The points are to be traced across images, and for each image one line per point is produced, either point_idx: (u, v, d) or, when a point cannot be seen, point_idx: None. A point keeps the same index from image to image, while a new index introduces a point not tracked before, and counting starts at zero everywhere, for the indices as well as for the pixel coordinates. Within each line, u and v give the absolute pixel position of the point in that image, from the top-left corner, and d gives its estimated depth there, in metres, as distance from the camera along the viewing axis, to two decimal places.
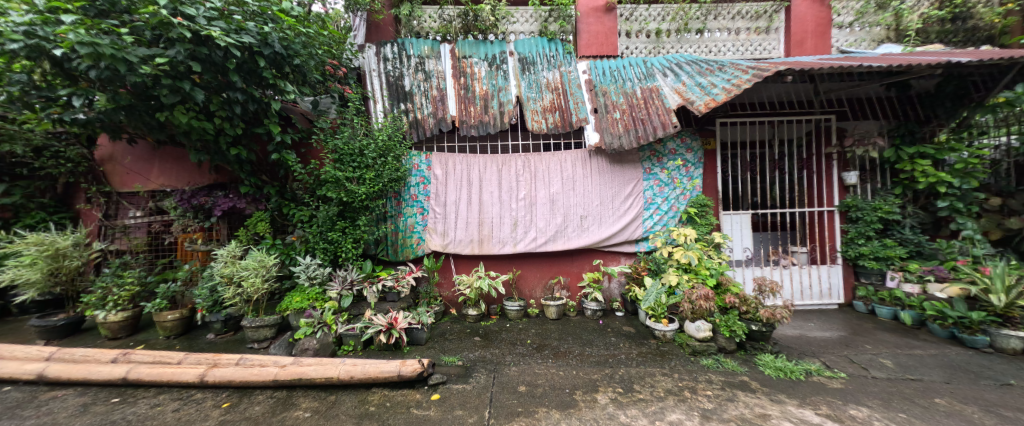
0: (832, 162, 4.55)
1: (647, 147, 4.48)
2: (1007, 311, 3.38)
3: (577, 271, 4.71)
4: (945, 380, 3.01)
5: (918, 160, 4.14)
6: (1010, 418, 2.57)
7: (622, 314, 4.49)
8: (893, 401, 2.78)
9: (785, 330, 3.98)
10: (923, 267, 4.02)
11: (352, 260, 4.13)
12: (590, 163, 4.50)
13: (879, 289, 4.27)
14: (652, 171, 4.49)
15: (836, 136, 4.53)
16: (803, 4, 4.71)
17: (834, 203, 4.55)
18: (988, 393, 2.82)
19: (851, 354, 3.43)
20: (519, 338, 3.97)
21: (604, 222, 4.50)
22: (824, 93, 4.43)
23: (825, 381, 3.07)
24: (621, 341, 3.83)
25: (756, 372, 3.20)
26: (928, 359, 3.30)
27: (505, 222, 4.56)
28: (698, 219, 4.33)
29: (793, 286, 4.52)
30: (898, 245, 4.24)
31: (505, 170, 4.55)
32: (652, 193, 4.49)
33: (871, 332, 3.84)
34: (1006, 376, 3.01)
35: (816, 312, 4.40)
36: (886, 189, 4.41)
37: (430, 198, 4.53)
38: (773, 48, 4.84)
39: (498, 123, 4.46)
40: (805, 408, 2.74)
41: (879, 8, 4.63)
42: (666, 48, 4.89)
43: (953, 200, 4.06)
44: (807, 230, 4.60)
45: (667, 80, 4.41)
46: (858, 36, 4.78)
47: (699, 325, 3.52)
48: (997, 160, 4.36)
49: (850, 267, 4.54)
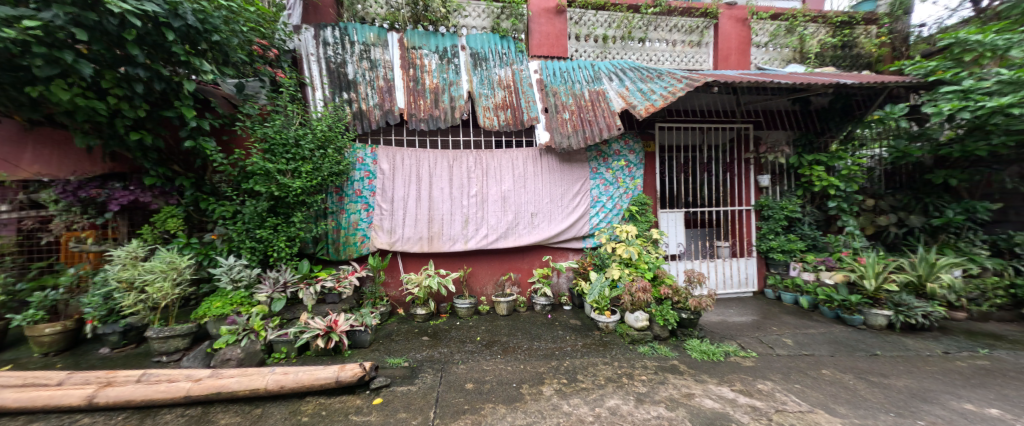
0: (751, 167, 5.12)
1: (593, 147, 4.67)
2: (876, 294, 4.05)
3: (527, 267, 4.79)
4: (830, 354, 3.56)
5: (815, 167, 4.79)
6: (875, 382, 3.09)
7: (569, 308, 4.67)
8: (791, 374, 3.23)
9: (709, 317, 4.43)
10: (817, 258, 4.68)
11: (285, 260, 3.81)
12: (541, 161, 4.60)
13: (784, 278, 4.91)
14: (598, 170, 4.70)
15: (754, 144, 5.10)
16: (728, 22, 5.21)
17: (751, 203, 5.13)
18: (860, 363, 3.39)
19: (761, 335, 3.93)
20: (468, 336, 3.95)
21: (554, 219, 4.64)
22: (745, 104, 4.96)
23: (739, 360, 3.47)
24: (567, 334, 3.98)
25: (684, 356, 3.53)
26: (819, 337, 3.87)
27: (456, 219, 4.49)
28: (639, 216, 4.64)
29: (717, 277, 5.03)
30: (799, 239, 4.89)
31: (455, 167, 4.48)
32: (598, 192, 4.70)
33: (777, 316, 4.40)
34: (874, 347, 3.63)
35: (735, 300, 4.94)
36: (791, 191, 5.07)
37: (376, 194, 4.32)
38: (704, 60, 5.31)
39: (449, 118, 4.37)
40: (722, 386, 3.06)
41: (788, 32, 5.29)
42: (611, 54, 5.13)
43: (840, 201, 4.80)
44: (730, 227, 5.12)
45: (612, 84, 4.64)
46: (771, 55, 5.41)
47: (638, 316, 3.80)
48: (873, 167, 5.22)
49: (762, 259, 5.16)
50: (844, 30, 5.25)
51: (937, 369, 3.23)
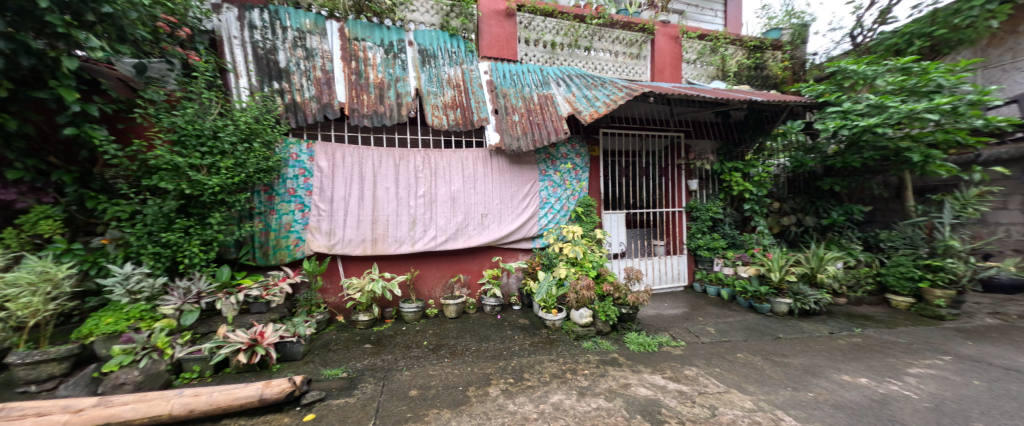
0: (684, 172, 5.59)
1: (542, 150, 4.78)
2: (780, 284, 4.60)
3: (477, 269, 4.76)
4: (744, 339, 4.02)
5: (733, 173, 5.38)
6: (778, 361, 3.55)
7: (518, 307, 4.73)
8: (713, 359, 3.59)
9: (646, 310, 4.77)
10: (735, 254, 5.21)
11: (199, 268, 3.36)
12: (491, 162, 4.60)
13: (709, 272, 5.45)
14: (547, 172, 4.82)
15: (686, 151, 5.58)
16: (663, 39, 5.65)
17: (682, 205, 5.61)
18: (768, 345, 3.87)
19: (689, 325, 4.32)
20: (414, 341, 3.82)
21: (504, 220, 4.66)
22: (677, 115, 5.41)
23: (671, 349, 3.78)
24: (516, 334, 4.02)
25: (623, 349, 3.75)
26: (736, 324, 4.35)
27: (402, 220, 4.32)
28: (585, 217, 4.83)
29: (653, 273, 5.43)
30: (721, 238, 5.44)
31: (401, 166, 4.31)
32: (546, 193, 4.82)
33: (703, 307, 4.87)
34: (778, 331, 4.17)
35: (669, 294, 5.38)
36: (715, 194, 5.64)
37: (312, 193, 4.01)
38: (642, 72, 5.70)
39: (396, 115, 4.19)
40: (655, 374, 3.30)
41: (712, 51, 5.87)
42: (559, 60, 5.30)
43: (753, 203, 5.37)
44: (665, 227, 5.55)
45: (560, 90, 4.79)
46: (699, 71, 5.96)
47: (582, 313, 3.98)
48: (778, 174, 5.95)
49: (692, 256, 5.66)
50: (757, 53, 5.97)
51: (825, 347, 3.80)
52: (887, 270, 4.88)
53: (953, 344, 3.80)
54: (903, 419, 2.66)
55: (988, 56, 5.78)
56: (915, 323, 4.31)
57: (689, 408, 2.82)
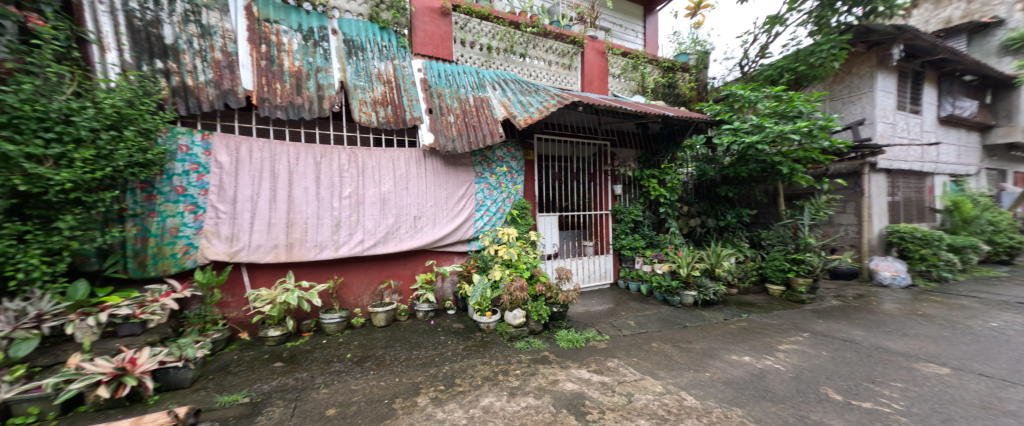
0: (610, 178, 6.00)
1: (478, 152, 4.76)
2: (688, 278, 5.21)
3: (410, 274, 4.55)
4: (658, 329, 4.45)
5: (651, 180, 5.94)
6: (684, 347, 3.99)
7: (453, 312, 4.63)
8: (632, 350, 3.89)
9: (576, 308, 5.03)
10: (653, 253, 5.77)
11: (42, 284, 2.68)
12: (424, 163, 4.45)
13: (630, 270, 5.95)
14: (483, 175, 4.81)
15: (612, 158, 6.00)
16: (591, 53, 6.02)
17: (608, 208, 6.02)
18: (677, 334, 4.34)
19: (613, 320, 4.65)
20: (335, 354, 3.51)
21: (438, 223, 4.53)
22: (604, 124, 5.80)
23: (596, 343, 4.03)
24: (449, 339, 3.93)
25: (553, 346, 3.89)
26: (652, 316, 4.81)
27: (323, 224, 3.95)
28: (520, 220, 4.91)
29: (583, 272, 5.74)
30: (642, 238, 5.97)
31: (322, 164, 3.95)
32: (483, 196, 4.81)
33: (626, 302, 5.29)
34: (686, 321, 4.70)
35: (596, 291, 5.74)
36: (636, 199, 6.17)
37: (208, 192, 3.48)
38: (573, 82, 6.00)
39: (316, 108, 3.83)
40: (581, 368, 3.47)
41: (634, 68, 6.42)
42: (495, 64, 5.32)
43: (667, 208, 6.01)
44: (594, 229, 5.90)
45: (495, 93, 4.82)
46: (623, 85, 6.44)
47: (516, 314, 4.03)
48: (688, 182, 6.77)
49: (616, 256, 6.12)
50: (669, 73, 6.69)
51: (721, 332, 4.38)
52: (766, 264, 5.80)
53: (811, 322, 4.67)
54: (774, 388, 3.12)
55: (833, 90, 7.28)
56: (786, 307, 5.19)
57: (609, 397, 2.98)
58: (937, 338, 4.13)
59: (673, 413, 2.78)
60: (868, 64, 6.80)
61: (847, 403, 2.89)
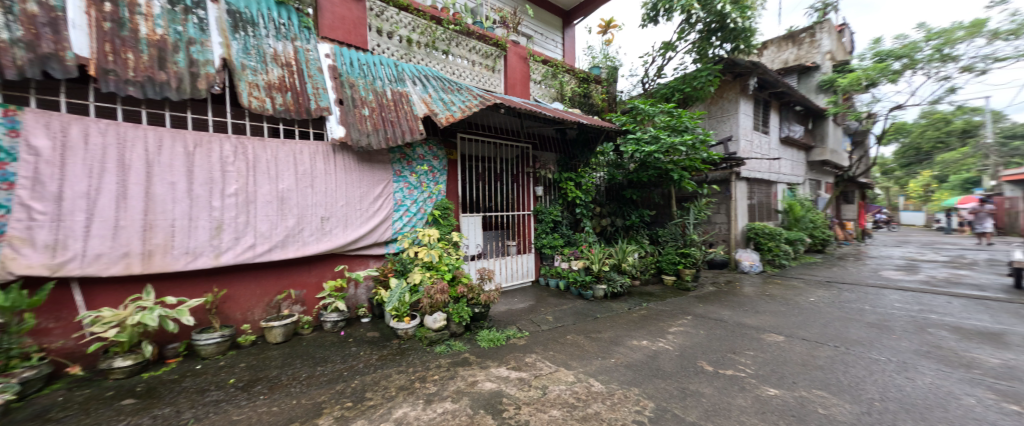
0: (531, 180, 6.16)
1: (397, 150, 4.47)
2: (599, 273, 5.63)
3: (315, 282, 4.07)
4: (573, 322, 4.70)
5: (569, 182, 6.28)
6: (595, 336, 4.26)
7: (367, 320, 4.26)
8: (550, 344, 4.00)
9: (499, 307, 5.06)
10: (570, 251, 6.09)
11: None
12: (333, 158, 4.02)
13: (550, 268, 6.22)
14: (402, 174, 4.53)
15: (533, 161, 6.16)
16: (514, 58, 6.12)
17: (530, 208, 6.17)
18: (589, 325, 4.64)
19: (533, 317, 4.79)
20: (214, 381, 2.95)
21: (349, 225, 4.13)
22: (526, 128, 5.94)
23: (516, 341, 4.07)
24: (361, 350, 3.60)
25: (474, 347, 3.81)
26: (568, 311, 5.08)
27: (199, 226, 3.29)
28: (441, 220, 4.74)
29: (505, 272, 5.80)
30: (561, 237, 6.28)
31: (197, 155, 3.29)
32: (402, 195, 4.53)
33: (545, 298, 5.50)
34: (597, 312, 5.05)
35: (518, 289, 5.86)
36: (555, 200, 6.46)
37: (14, 185, 2.63)
38: (497, 85, 6.02)
39: (187, 88, 3.16)
40: (501, 367, 3.43)
41: (553, 76, 6.70)
42: (416, 58, 5.06)
43: (583, 210, 6.42)
44: (516, 228, 6.01)
45: (416, 88, 4.57)
46: (543, 91, 6.66)
47: (436, 317, 3.86)
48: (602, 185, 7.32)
49: (538, 254, 6.32)
50: (584, 84, 7.14)
51: (625, 321, 4.81)
52: (662, 258, 6.63)
53: (694, 306, 5.45)
54: (664, 366, 3.49)
55: (710, 110, 8.69)
56: (676, 294, 5.95)
57: (525, 392, 3.00)
58: (779, 313, 5.15)
59: (582, 399, 2.90)
60: (733, 90, 8.21)
61: (714, 372, 3.37)
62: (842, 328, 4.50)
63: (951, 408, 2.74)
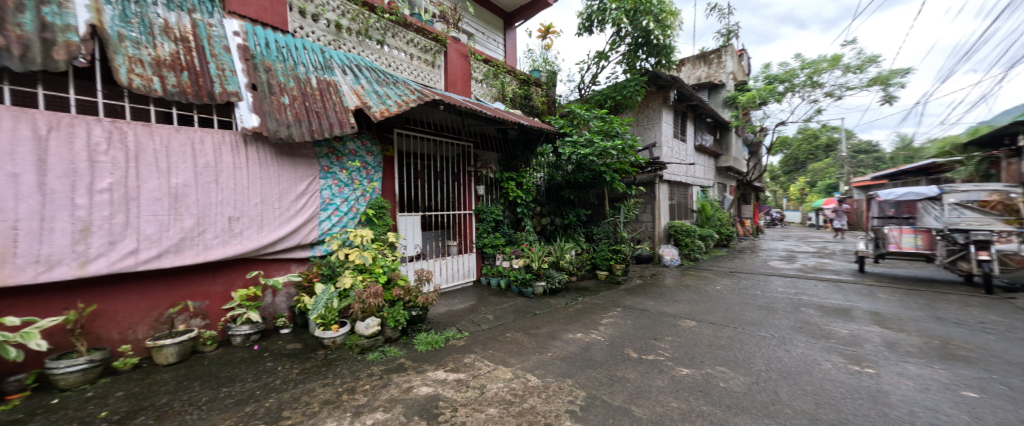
0: (473, 179, 6.00)
1: (324, 143, 4.03)
2: (539, 270, 5.68)
3: (223, 292, 3.46)
4: (513, 320, 4.66)
5: (510, 182, 6.25)
6: (534, 332, 4.25)
7: (288, 331, 3.76)
8: (490, 343, 3.88)
9: (438, 309, 4.85)
10: (511, 250, 6.06)
11: None
12: (244, 151, 3.49)
13: (491, 267, 6.13)
14: (330, 170, 4.10)
15: (475, 160, 6.01)
16: (454, 54, 5.92)
17: (471, 207, 6.02)
18: (530, 321, 4.63)
19: (473, 317, 4.65)
20: (74, 417, 2.35)
21: (264, 226, 3.60)
22: (467, 127, 5.76)
23: (456, 341, 3.88)
24: (279, 364, 3.15)
25: (411, 352, 3.54)
26: (508, 309, 5.04)
27: (55, 228, 2.62)
28: (376, 220, 4.38)
29: (446, 273, 5.58)
30: (502, 236, 6.23)
31: (53, 141, 2.63)
32: (330, 193, 4.09)
33: (487, 298, 5.39)
34: (536, 309, 5.07)
35: (459, 290, 5.68)
36: (497, 199, 6.38)
37: None
38: (437, 81, 5.76)
39: (36, 58, 2.49)
40: (439, 369, 3.22)
41: (495, 76, 6.63)
42: (347, 45, 4.62)
43: (524, 210, 6.44)
44: (457, 228, 5.82)
45: (346, 79, 4.14)
46: (484, 91, 6.53)
47: (369, 322, 3.52)
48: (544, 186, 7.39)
49: (480, 254, 6.19)
50: (526, 86, 7.18)
51: (563, 315, 4.90)
52: (597, 254, 6.98)
53: (624, 298, 5.78)
54: (595, 356, 3.57)
55: (637, 118, 9.34)
56: (608, 288, 6.27)
57: (462, 393, 2.85)
58: (692, 300, 5.68)
59: (519, 395, 2.84)
60: (656, 101, 8.93)
61: (638, 358, 3.54)
62: (740, 311, 5.11)
63: (814, 373, 3.21)
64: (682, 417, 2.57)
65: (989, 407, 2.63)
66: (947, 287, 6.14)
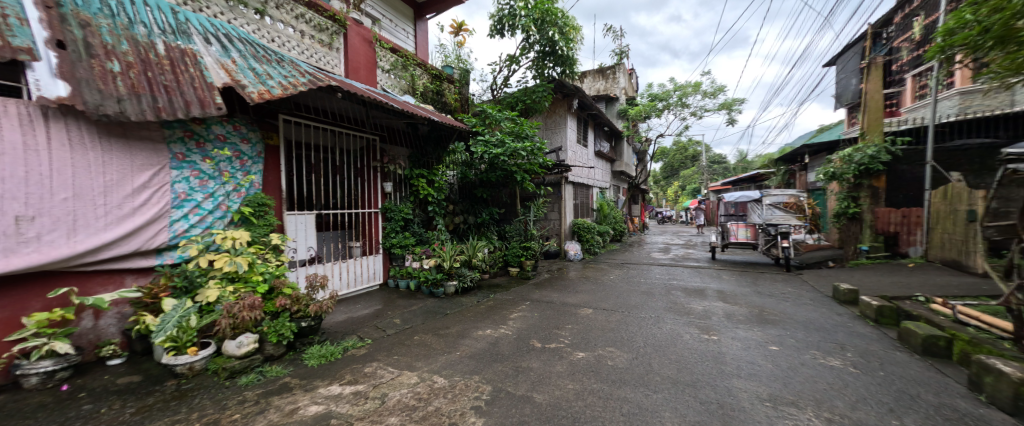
0: (378, 175, 5.54)
1: (177, 124, 3.29)
2: (451, 269, 5.51)
3: (7, 318, 2.57)
4: (422, 322, 4.42)
5: (421, 179, 5.92)
6: (442, 333, 4.08)
7: (120, 361, 2.98)
8: (395, 349, 3.60)
9: (336, 317, 4.36)
10: (422, 250, 5.76)
11: None
12: (44, 128, 2.64)
13: (401, 268, 5.75)
14: (187, 158, 3.38)
15: (381, 154, 5.58)
16: (355, 38, 5.41)
17: (378, 206, 5.57)
18: (439, 322, 4.45)
19: (377, 322, 4.29)
20: None
21: (80, 228, 2.78)
22: (373, 118, 5.26)
23: (355, 351, 3.50)
24: (106, 405, 2.46)
25: (298, 369, 3.07)
26: (417, 311, 4.77)
27: None
28: (254, 219, 3.75)
29: (347, 277, 5.07)
30: (413, 236, 5.89)
31: None
32: (187, 187, 3.36)
33: (394, 301, 5.03)
34: (447, 309, 4.90)
35: (362, 294, 5.21)
36: (407, 197, 6.00)
37: None
38: (335, 65, 5.19)
39: None
40: (333, 384, 2.86)
41: (403, 67, 6.25)
42: (213, 9, 3.90)
43: (437, 209, 6.14)
44: (361, 228, 5.34)
45: (210, 49, 3.47)
46: (392, 82, 6.10)
47: (241, 341, 2.95)
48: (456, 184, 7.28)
49: (387, 255, 5.77)
50: (437, 81, 6.91)
51: (474, 313, 4.83)
52: (509, 251, 7.10)
53: (532, 292, 5.96)
54: (503, 350, 3.57)
55: (545, 122, 9.78)
56: (519, 283, 6.40)
57: (360, 406, 2.57)
58: (591, 290, 6.12)
59: (423, 399, 2.67)
60: (562, 107, 9.46)
61: (542, 347, 3.65)
62: (628, 297, 5.67)
63: (677, 344, 3.67)
64: (577, 397, 2.68)
65: (785, 356, 3.33)
66: (761, 266, 7.85)
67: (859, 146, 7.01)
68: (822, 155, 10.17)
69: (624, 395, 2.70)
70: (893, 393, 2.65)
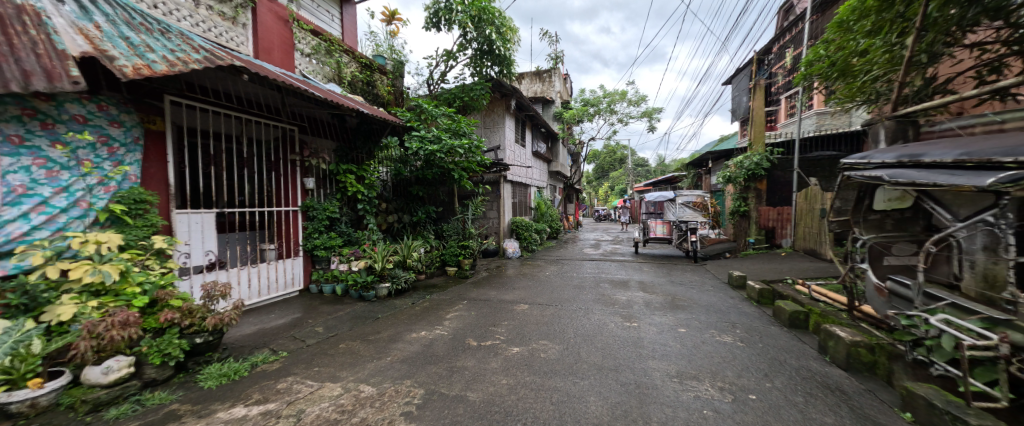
0: (297, 169, 5.06)
1: (11, 98, 2.63)
2: (383, 271, 5.18)
3: None
4: (350, 328, 4.11)
5: (348, 175, 5.47)
6: (370, 338, 3.83)
7: None
8: (315, 360, 3.29)
9: (243, 329, 3.87)
10: (351, 250, 5.31)
11: None
12: None
13: (325, 272, 5.29)
14: (27, 143, 2.71)
15: (300, 146, 5.10)
16: (266, 14, 4.90)
17: (297, 203, 5.08)
18: (368, 327, 4.17)
19: (295, 332, 3.89)
20: None
21: None
22: (290, 106, 4.78)
23: (266, 366, 3.14)
24: None
25: (189, 393, 2.66)
26: (344, 317, 4.42)
27: None
28: (129, 220, 3.17)
29: (258, 284, 4.56)
30: (339, 236, 5.44)
31: None
32: (27, 178, 2.72)
33: (316, 308, 4.61)
34: (378, 312, 4.61)
35: (279, 302, 4.71)
36: (333, 194, 5.56)
37: None
38: (242, 43, 4.68)
39: None
40: (237, 406, 2.52)
41: (327, 53, 5.79)
42: None
43: (366, 206, 5.71)
44: (276, 228, 4.82)
45: (60, 7, 2.80)
46: (314, 67, 5.62)
47: (110, 365, 2.46)
48: (387, 181, 6.83)
49: (308, 258, 5.29)
50: (367, 70, 6.50)
51: (408, 316, 4.61)
52: (446, 251, 6.91)
53: (469, 291, 5.87)
54: (438, 351, 3.45)
55: (483, 120, 9.73)
56: (456, 282, 6.28)
57: None
58: (528, 287, 6.22)
59: (347, 411, 2.46)
60: (500, 107, 9.49)
61: (477, 345, 3.59)
62: (563, 291, 5.85)
63: (603, 333, 3.85)
64: (510, 391, 2.68)
65: (690, 336, 3.66)
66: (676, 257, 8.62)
67: (747, 154, 8.14)
68: (719, 162, 11.56)
69: (555, 384, 2.75)
70: (769, 361, 3.04)
